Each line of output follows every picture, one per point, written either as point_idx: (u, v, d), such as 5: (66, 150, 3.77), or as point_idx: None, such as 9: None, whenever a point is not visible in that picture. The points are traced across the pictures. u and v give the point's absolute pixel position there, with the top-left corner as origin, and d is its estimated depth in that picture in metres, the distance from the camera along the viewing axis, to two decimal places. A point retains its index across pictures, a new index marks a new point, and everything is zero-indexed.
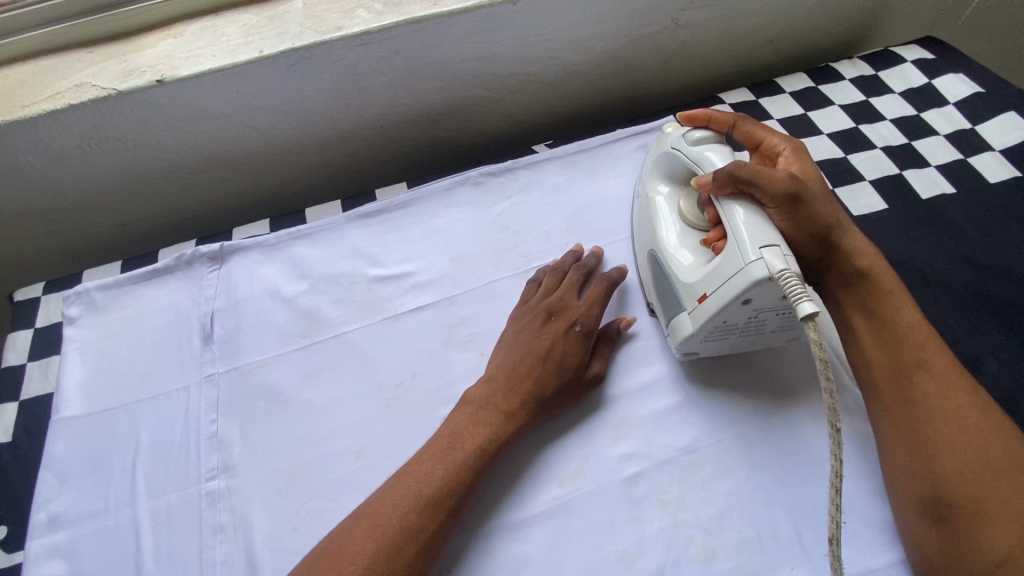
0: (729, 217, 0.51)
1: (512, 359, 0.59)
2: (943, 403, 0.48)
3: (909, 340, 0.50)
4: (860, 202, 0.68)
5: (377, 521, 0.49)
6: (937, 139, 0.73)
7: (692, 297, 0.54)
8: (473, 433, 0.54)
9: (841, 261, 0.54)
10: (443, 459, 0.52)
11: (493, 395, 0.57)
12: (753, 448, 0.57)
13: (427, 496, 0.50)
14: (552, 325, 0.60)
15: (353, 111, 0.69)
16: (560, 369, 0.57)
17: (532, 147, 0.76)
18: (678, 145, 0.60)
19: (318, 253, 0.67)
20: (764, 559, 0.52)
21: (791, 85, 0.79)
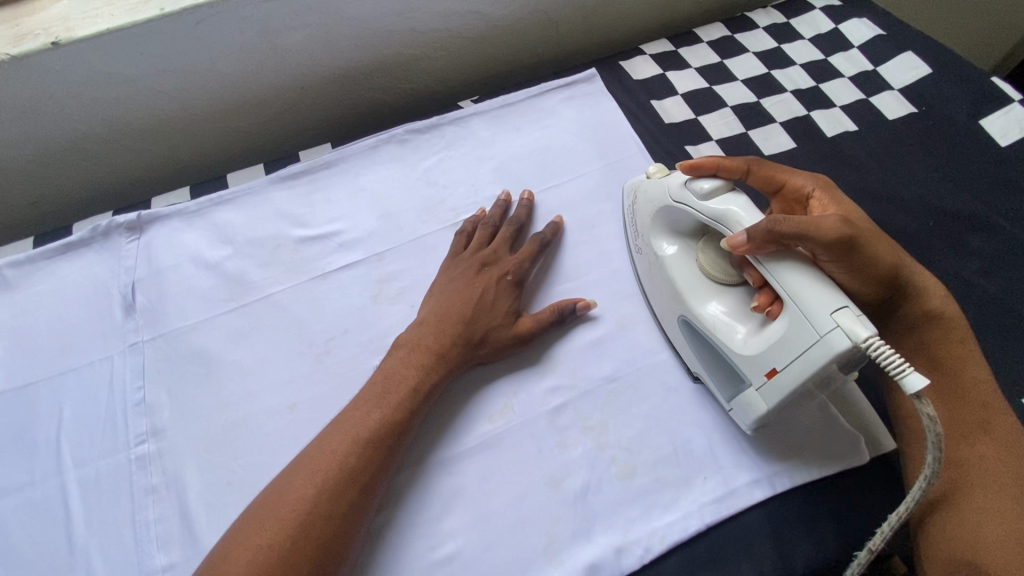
0: (780, 282, 0.44)
1: (445, 302, 0.56)
2: (999, 468, 0.47)
3: (974, 400, 0.50)
4: (771, 142, 0.71)
5: (319, 467, 0.45)
6: (842, 81, 0.76)
7: (757, 372, 0.46)
8: (405, 374, 0.51)
9: (907, 305, 0.53)
10: (380, 404, 0.49)
11: (423, 337, 0.54)
12: (671, 374, 0.56)
13: (365, 438, 0.47)
14: (486, 273, 0.58)
15: (268, 70, 0.70)
16: (489, 311, 0.56)
17: (458, 103, 0.74)
18: (676, 195, 0.53)
19: (240, 217, 0.66)
20: (680, 472, 0.51)
21: (706, 35, 0.82)
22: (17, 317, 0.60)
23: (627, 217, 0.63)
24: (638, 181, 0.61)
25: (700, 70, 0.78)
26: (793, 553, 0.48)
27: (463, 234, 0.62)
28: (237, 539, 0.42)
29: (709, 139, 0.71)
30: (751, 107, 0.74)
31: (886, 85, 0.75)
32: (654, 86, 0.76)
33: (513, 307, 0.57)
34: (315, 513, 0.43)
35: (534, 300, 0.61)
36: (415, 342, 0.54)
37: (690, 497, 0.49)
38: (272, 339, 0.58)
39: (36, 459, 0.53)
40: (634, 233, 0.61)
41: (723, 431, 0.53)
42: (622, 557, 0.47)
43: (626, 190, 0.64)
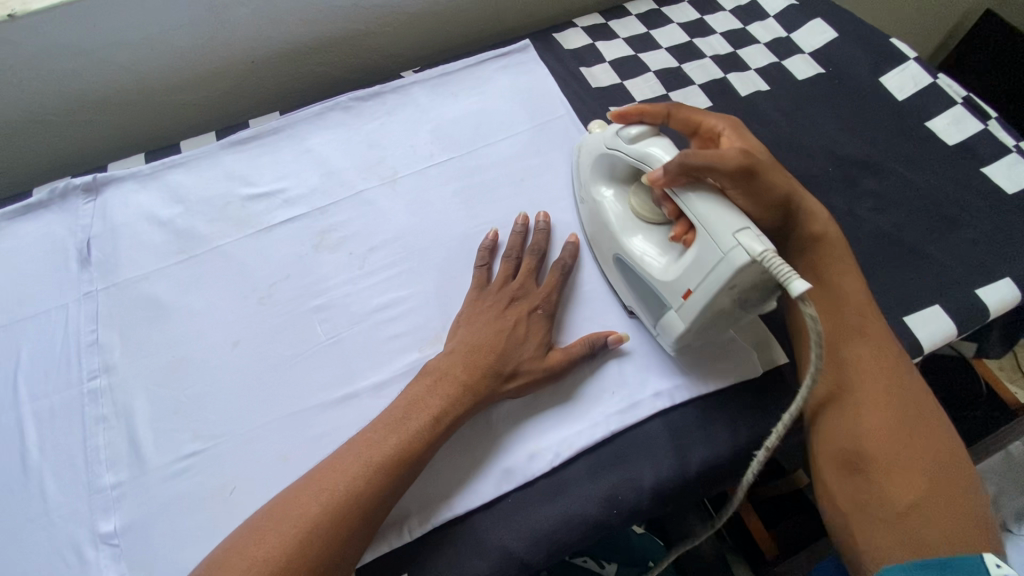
0: (691, 209, 0.48)
1: (472, 331, 0.55)
2: (871, 379, 0.50)
3: (850, 307, 0.53)
4: (690, 103, 0.76)
5: (327, 483, 0.45)
6: (758, 47, 0.82)
7: (676, 294, 0.50)
8: (428, 403, 0.50)
9: (799, 230, 0.56)
10: (397, 430, 0.48)
11: (450, 368, 0.52)
12: (586, 306, 0.61)
13: (378, 462, 0.46)
14: (515, 306, 0.56)
15: (218, 44, 0.74)
16: (518, 345, 0.54)
17: (400, 73, 0.79)
18: (611, 144, 0.58)
19: (192, 179, 0.70)
20: (590, 387, 0.56)
21: (635, 9, 0.87)
22: None
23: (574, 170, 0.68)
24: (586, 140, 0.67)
25: (628, 40, 0.83)
26: (688, 453, 0.53)
27: (485, 265, 0.61)
28: (238, 548, 0.42)
29: (632, 101, 0.77)
30: (672, 71, 0.79)
31: (797, 50, 0.81)
32: (584, 55, 0.81)
33: (541, 341, 0.55)
34: (316, 534, 0.42)
35: (559, 330, 0.59)
36: (441, 369, 0.52)
37: (596, 408, 0.54)
38: (218, 286, 0.62)
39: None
40: (578, 186, 0.65)
41: (629, 352, 0.58)
42: (534, 462, 0.52)
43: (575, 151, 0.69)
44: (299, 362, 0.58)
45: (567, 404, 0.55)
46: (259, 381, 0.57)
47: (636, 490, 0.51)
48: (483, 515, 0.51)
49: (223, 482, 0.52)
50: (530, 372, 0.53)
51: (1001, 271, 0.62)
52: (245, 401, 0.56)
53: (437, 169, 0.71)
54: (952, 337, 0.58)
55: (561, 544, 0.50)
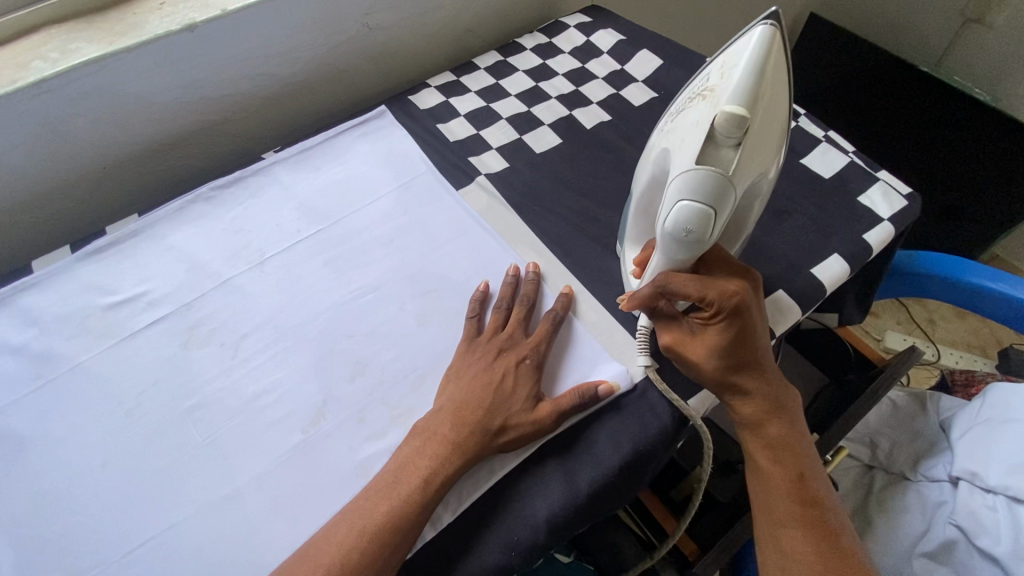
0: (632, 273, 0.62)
1: (464, 387, 0.56)
2: (823, 548, 0.51)
3: (805, 481, 0.54)
4: (542, 141, 0.81)
5: (318, 560, 0.47)
6: (597, 82, 0.89)
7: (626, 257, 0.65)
8: (418, 463, 0.52)
9: (754, 400, 0.56)
10: (388, 495, 0.50)
11: (440, 428, 0.53)
12: None
13: (371, 531, 0.48)
14: (503, 359, 0.58)
15: (61, 157, 0.73)
16: (506, 399, 0.55)
17: (260, 155, 0.80)
18: (685, 195, 0.50)
19: (46, 298, 0.67)
20: None
21: (482, 62, 0.93)
22: None
23: (708, 76, 0.53)
24: (723, 85, 0.49)
25: (479, 92, 0.88)
26: (576, 477, 0.54)
27: (476, 316, 0.63)
28: None
29: (489, 148, 0.81)
30: (523, 115, 0.85)
31: (631, 80, 0.88)
32: (439, 112, 0.86)
33: (532, 390, 0.56)
34: None
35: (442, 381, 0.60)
36: (437, 429, 0.54)
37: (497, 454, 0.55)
38: (81, 407, 0.59)
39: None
40: (673, 109, 0.58)
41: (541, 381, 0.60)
42: (438, 521, 0.52)
43: (759, 35, 0.48)
44: (175, 470, 0.55)
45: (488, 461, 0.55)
46: (133, 498, 0.54)
47: (532, 527, 0.52)
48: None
49: None
50: (519, 426, 0.54)
51: (829, 249, 0.68)
52: (121, 524, 0.53)
53: (305, 244, 0.72)
54: (798, 314, 0.64)
55: None
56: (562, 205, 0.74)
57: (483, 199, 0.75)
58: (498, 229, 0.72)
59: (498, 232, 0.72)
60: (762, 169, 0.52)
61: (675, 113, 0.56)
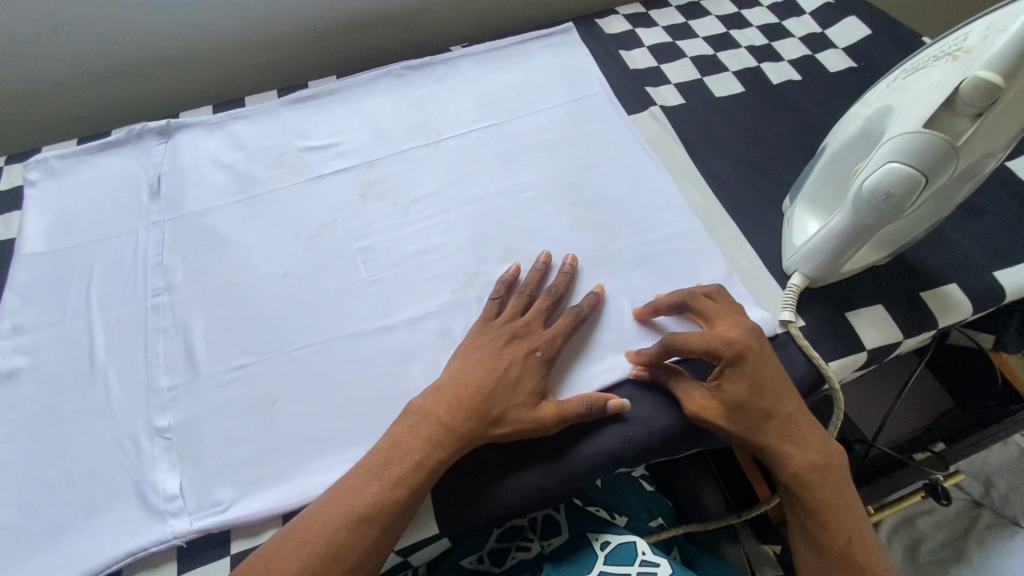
0: (801, 225, 0.59)
1: (464, 369, 0.53)
2: None
3: (849, 536, 0.52)
4: (723, 87, 0.80)
5: (302, 540, 0.45)
6: (792, 41, 0.85)
7: (794, 214, 0.61)
8: (411, 446, 0.49)
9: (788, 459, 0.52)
10: (379, 476, 0.48)
11: (433, 408, 0.51)
12: (616, 264, 0.64)
13: (357, 513, 0.46)
14: (513, 347, 0.54)
15: (286, 12, 0.81)
16: (508, 389, 0.52)
17: (449, 48, 0.85)
18: (894, 157, 0.44)
19: (254, 130, 0.76)
20: (628, 331, 0.59)
21: (675, 1, 0.91)
22: (60, 197, 0.70)
23: (969, 31, 0.44)
24: (990, 41, 0.40)
25: (666, 28, 0.87)
26: None
27: (496, 299, 0.59)
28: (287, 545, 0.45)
29: (668, 83, 0.80)
30: (707, 58, 0.83)
31: (830, 45, 0.84)
32: (624, 40, 0.86)
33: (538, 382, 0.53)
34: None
35: (585, 283, 0.62)
36: (427, 410, 0.51)
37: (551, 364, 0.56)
38: (272, 225, 0.68)
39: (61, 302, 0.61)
40: (907, 64, 0.48)
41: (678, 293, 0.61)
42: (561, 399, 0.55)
43: None
44: (342, 295, 0.63)
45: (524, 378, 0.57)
46: (305, 308, 0.62)
47: (649, 428, 0.54)
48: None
49: (268, 392, 0.57)
50: (518, 418, 0.51)
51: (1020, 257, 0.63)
52: (292, 326, 0.61)
53: (478, 134, 0.76)
54: (970, 314, 0.60)
55: (583, 474, 0.53)
56: (732, 152, 0.73)
57: (653, 129, 0.76)
58: (663, 160, 0.72)
59: (664, 163, 0.72)
60: (993, 149, 0.44)
61: (908, 67, 0.47)
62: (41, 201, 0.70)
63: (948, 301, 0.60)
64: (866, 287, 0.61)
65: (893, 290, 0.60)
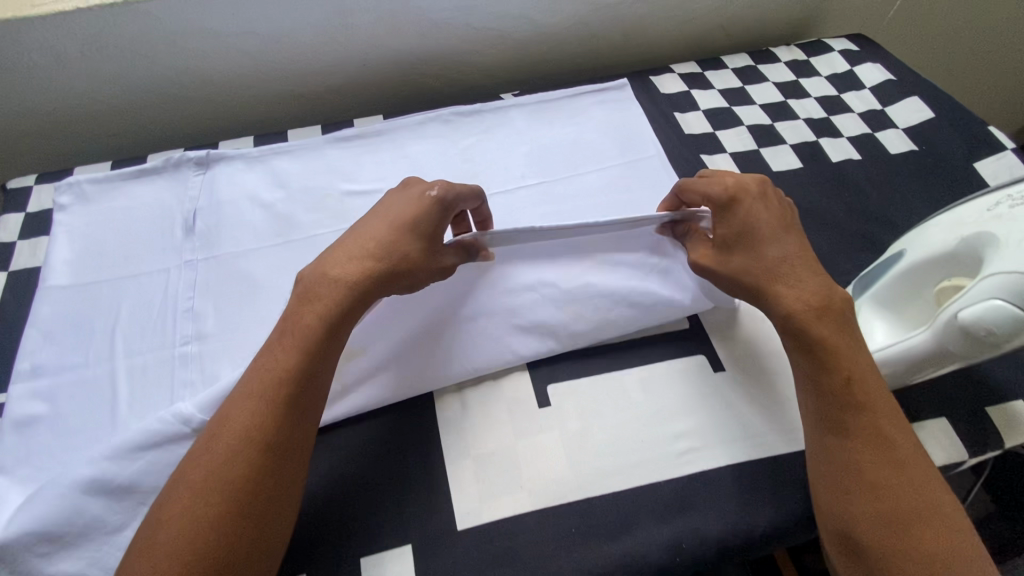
0: (865, 328, 0.57)
1: (361, 230, 0.53)
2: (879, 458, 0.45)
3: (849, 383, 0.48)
4: (780, 161, 0.78)
5: (222, 429, 0.45)
6: (851, 116, 0.83)
7: (855, 314, 0.59)
8: (306, 313, 0.49)
9: (785, 300, 0.51)
10: (279, 350, 0.48)
11: (329, 267, 0.51)
12: (667, 349, 0.61)
13: (259, 392, 0.46)
14: (406, 193, 0.55)
15: (338, 45, 0.79)
16: (402, 238, 0.52)
17: (500, 95, 0.83)
18: (999, 293, 0.43)
19: (296, 167, 0.73)
20: (678, 425, 0.56)
21: (731, 62, 0.89)
22: (90, 226, 0.67)
23: None
24: None
25: (723, 91, 0.85)
26: (756, 512, 0.52)
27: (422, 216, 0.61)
28: (210, 428, 0.45)
29: (723, 152, 0.78)
30: (765, 128, 0.81)
31: (890, 124, 0.82)
32: (679, 101, 0.84)
33: (438, 232, 0.54)
34: (230, 452, 0.43)
35: (635, 368, 0.59)
36: (323, 269, 0.51)
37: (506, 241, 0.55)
38: None
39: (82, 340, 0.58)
40: (1007, 191, 0.48)
41: (732, 389, 0.58)
42: (606, 499, 0.52)
43: None
44: None
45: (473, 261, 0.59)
46: None
47: (702, 540, 0.51)
48: (534, 532, 0.51)
49: None
50: (426, 272, 0.53)
51: None
52: None
53: (526, 191, 0.73)
54: None
55: None
56: None
57: None
58: None
59: None
60: None
61: (1009, 196, 0.47)
62: (70, 229, 0.67)
63: (1014, 420, 0.57)
64: (928, 398, 0.58)
65: (955, 402, 0.58)
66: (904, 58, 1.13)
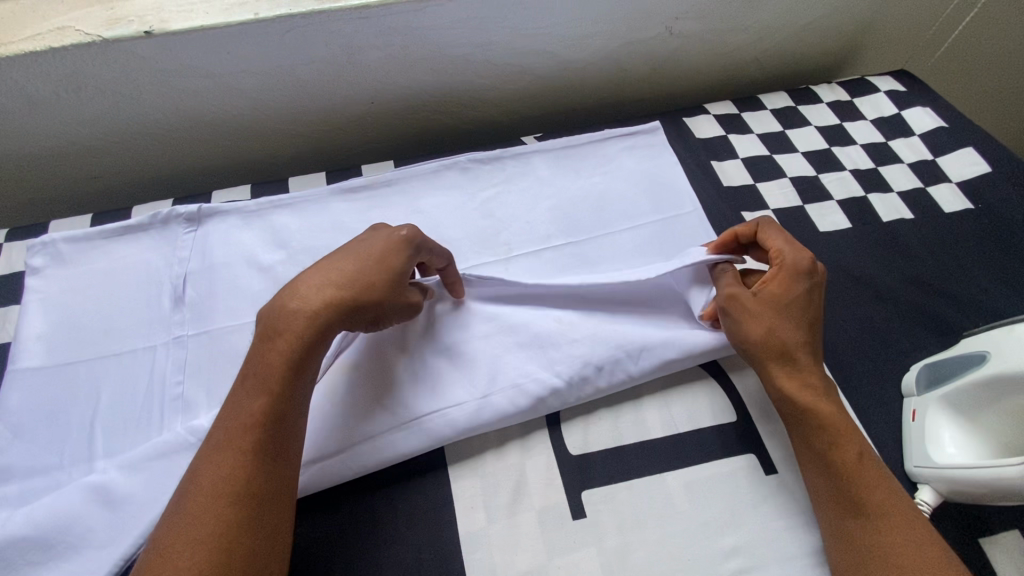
0: (936, 429, 0.52)
1: (325, 263, 0.50)
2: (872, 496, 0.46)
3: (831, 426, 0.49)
4: (827, 219, 0.71)
5: (196, 484, 0.42)
6: (900, 167, 0.77)
7: (925, 409, 0.54)
8: (273, 348, 0.46)
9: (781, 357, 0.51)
10: (251, 393, 0.45)
11: (289, 299, 0.48)
12: (712, 446, 0.55)
13: (234, 438, 0.43)
14: (375, 229, 0.52)
15: (344, 83, 0.71)
16: (377, 275, 0.49)
17: (521, 139, 0.76)
18: None
19: (298, 223, 0.66)
20: (728, 541, 0.50)
21: (770, 102, 0.83)
22: (66, 293, 0.60)
23: None
24: None
25: (762, 136, 0.79)
26: None
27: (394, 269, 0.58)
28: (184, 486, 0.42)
29: (765, 208, 0.72)
30: (809, 181, 0.74)
31: (943, 178, 0.75)
32: (715, 147, 0.77)
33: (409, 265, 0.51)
34: (210, 506, 0.41)
35: (678, 470, 0.53)
36: (282, 302, 0.48)
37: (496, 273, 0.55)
38: None
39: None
40: None
41: (785, 496, 0.52)
42: None
43: None
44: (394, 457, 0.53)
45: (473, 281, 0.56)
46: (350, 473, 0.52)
47: None
48: None
49: None
50: (392, 309, 0.51)
51: None
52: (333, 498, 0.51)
53: (552, 253, 0.66)
54: None
55: None
56: (841, 305, 0.64)
57: None
58: None
59: None
60: None
61: None
62: (44, 297, 0.60)
63: None
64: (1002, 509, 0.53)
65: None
66: (942, 90, 1.07)
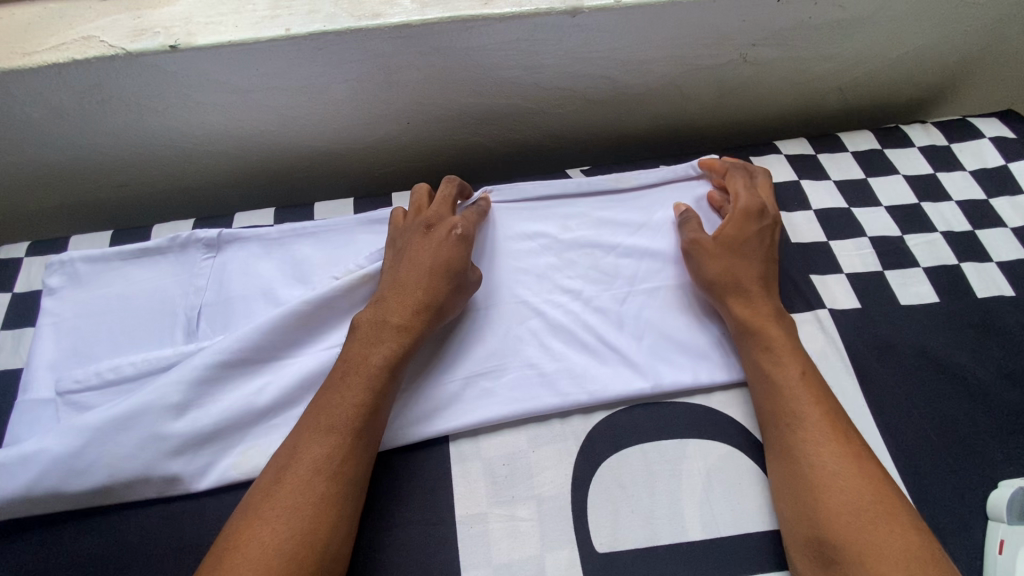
0: None
1: (400, 272, 0.54)
2: (831, 454, 0.47)
3: (792, 390, 0.50)
4: (911, 289, 0.62)
5: (303, 449, 0.46)
6: (1003, 231, 0.66)
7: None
8: (374, 351, 0.50)
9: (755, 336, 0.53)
10: (343, 386, 0.48)
11: (386, 314, 0.51)
12: (756, 555, 0.49)
13: (339, 423, 0.47)
14: (430, 232, 0.56)
15: (379, 103, 0.66)
16: (438, 279, 0.53)
17: (566, 172, 0.69)
18: None
19: (322, 254, 0.62)
20: None
21: (852, 144, 0.73)
22: (80, 318, 0.58)
23: None
24: None
25: (840, 184, 0.69)
26: None
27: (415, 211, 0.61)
28: (291, 450, 0.46)
29: (838, 271, 0.63)
30: (891, 242, 0.65)
31: None
32: (785, 194, 0.68)
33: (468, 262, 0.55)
34: (317, 477, 0.45)
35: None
36: (376, 316, 0.51)
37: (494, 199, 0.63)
38: None
39: (50, 476, 0.48)
40: None
41: None
42: None
43: None
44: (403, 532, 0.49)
45: (489, 251, 0.61)
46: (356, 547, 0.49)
47: None
48: None
49: None
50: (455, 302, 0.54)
51: None
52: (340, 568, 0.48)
53: None
54: None
55: None
56: (920, 396, 0.56)
57: (818, 340, 0.58)
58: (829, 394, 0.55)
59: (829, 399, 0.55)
60: None
61: None
62: (56, 322, 0.57)
63: None
64: None
65: None
66: None
